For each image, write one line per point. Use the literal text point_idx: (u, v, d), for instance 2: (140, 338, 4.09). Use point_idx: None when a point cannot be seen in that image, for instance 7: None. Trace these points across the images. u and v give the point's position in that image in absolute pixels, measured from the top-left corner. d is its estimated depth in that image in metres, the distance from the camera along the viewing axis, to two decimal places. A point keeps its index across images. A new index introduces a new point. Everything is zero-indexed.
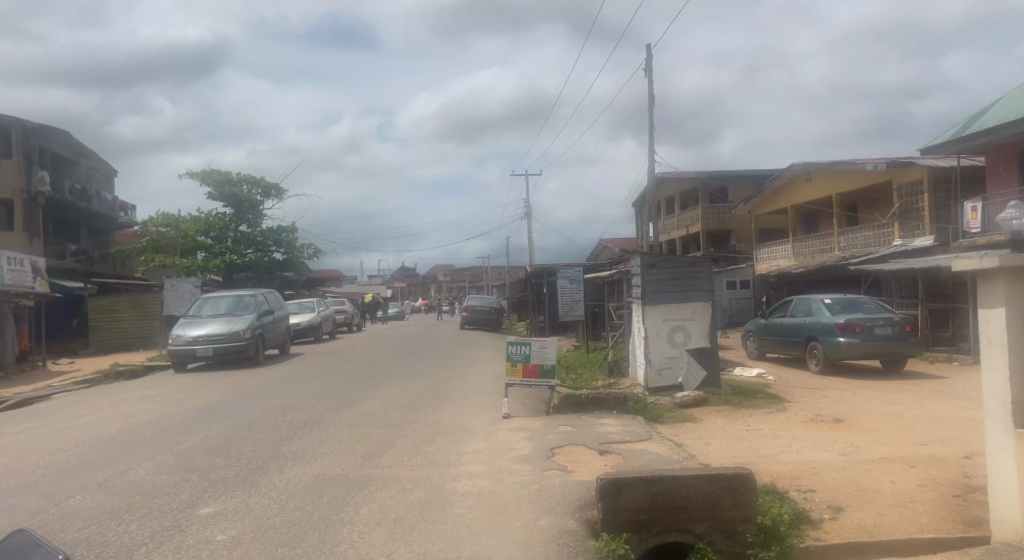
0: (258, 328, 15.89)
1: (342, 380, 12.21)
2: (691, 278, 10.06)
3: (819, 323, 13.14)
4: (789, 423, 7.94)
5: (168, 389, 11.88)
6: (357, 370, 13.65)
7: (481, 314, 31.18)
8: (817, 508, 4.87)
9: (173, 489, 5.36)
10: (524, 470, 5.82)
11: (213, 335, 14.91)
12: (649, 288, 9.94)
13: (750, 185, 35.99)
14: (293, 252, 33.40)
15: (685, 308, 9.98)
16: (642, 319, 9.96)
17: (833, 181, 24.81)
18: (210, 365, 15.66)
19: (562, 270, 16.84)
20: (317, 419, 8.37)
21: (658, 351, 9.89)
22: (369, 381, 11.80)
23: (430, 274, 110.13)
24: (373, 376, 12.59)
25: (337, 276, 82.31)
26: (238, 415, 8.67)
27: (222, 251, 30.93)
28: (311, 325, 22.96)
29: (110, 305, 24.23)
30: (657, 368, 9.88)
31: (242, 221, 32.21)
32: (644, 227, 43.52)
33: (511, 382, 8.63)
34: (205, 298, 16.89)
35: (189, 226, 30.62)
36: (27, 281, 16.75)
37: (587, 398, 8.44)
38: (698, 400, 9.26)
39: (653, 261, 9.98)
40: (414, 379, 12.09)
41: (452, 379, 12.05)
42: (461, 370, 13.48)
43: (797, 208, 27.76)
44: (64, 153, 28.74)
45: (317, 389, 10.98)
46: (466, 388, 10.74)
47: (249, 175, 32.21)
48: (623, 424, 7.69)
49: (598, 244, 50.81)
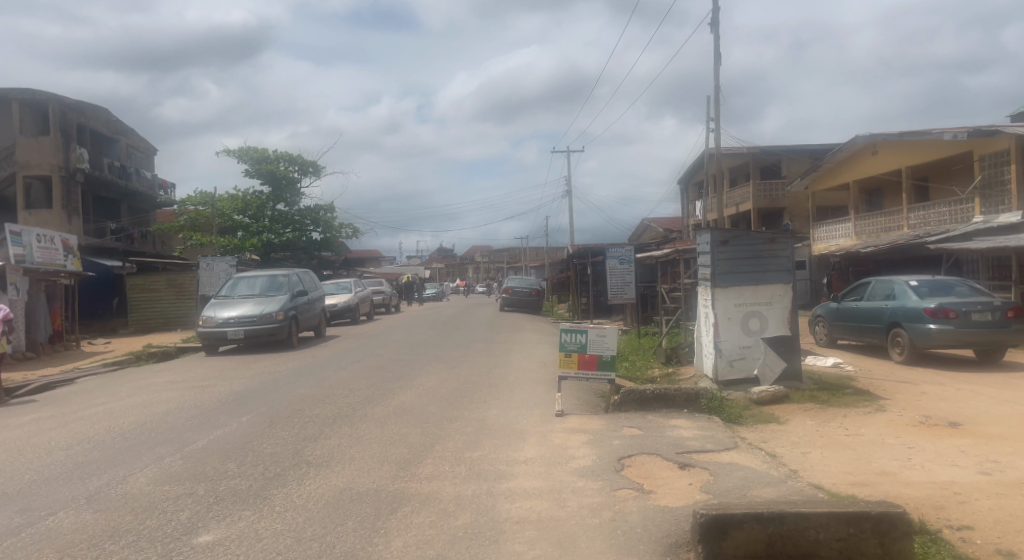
0: (291, 310, 15.17)
1: (377, 366, 11.34)
2: (768, 257, 8.81)
3: (904, 308, 11.71)
4: (896, 428, 6.70)
5: (195, 375, 11.18)
6: (394, 355, 12.78)
7: (521, 296, 30.18)
8: (985, 554, 3.71)
9: (172, 507, 4.48)
10: (591, 488, 4.79)
11: (245, 317, 14.22)
12: (720, 269, 8.73)
13: (805, 160, 34.10)
14: (330, 231, 32.83)
15: (761, 291, 8.75)
16: (711, 304, 8.78)
17: (902, 153, 22.87)
18: (243, 348, 15.01)
19: (611, 250, 15.66)
20: (347, 414, 7.48)
21: (730, 340, 8.71)
22: (406, 369, 10.90)
23: (468, 255, 109.79)
24: (411, 363, 11.70)
25: (374, 256, 82.29)
26: (261, 407, 7.82)
27: (259, 230, 30.51)
28: (347, 307, 22.27)
29: (147, 284, 23.93)
30: (729, 359, 8.71)
31: (279, 200, 31.77)
32: (690, 206, 41.83)
33: (564, 374, 7.55)
34: (238, 278, 16.23)
35: (227, 205, 30.27)
36: (59, 259, 16.34)
37: (653, 394, 7.34)
38: (778, 397, 8.08)
39: (724, 239, 8.77)
40: (455, 367, 11.13)
41: (495, 367, 11.08)
42: (505, 357, 12.51)
43: (859, 183, 25.80)
44: (103, 131, 28.58)
45: (350, 377, 10.13)
46: (511, 379, 9.75)
47: (287, 153, 31.65)
48: (698, 427, 6.58)
49: (641, 223, 49.21)
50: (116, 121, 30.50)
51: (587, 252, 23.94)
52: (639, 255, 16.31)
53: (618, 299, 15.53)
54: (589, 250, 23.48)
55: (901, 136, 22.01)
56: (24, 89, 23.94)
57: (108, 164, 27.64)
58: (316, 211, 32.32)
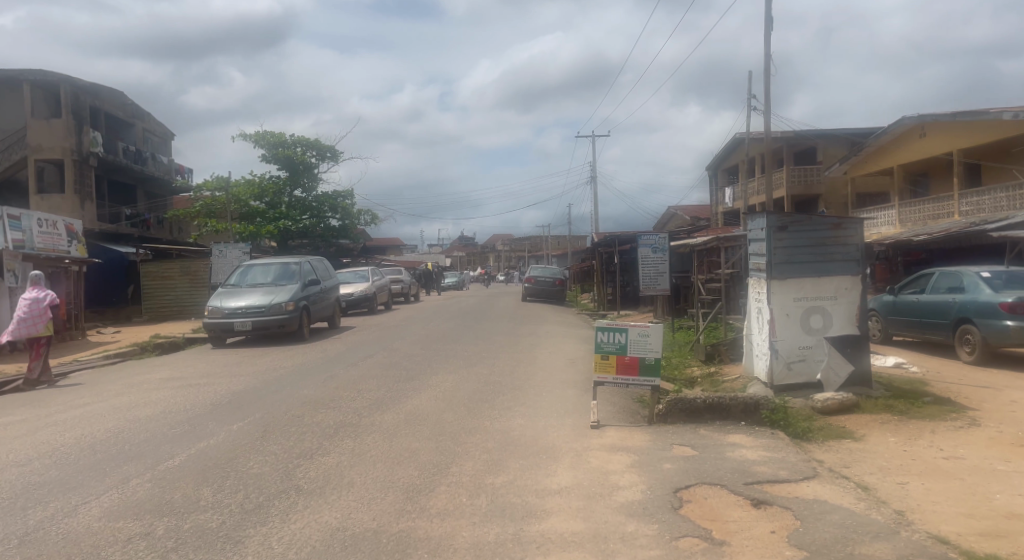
0: (303, 300, 14.32)
1: (391, 363, 10.42)
2: (833, 244, 7.67)
3: (975, 302, 10.47)
4: (1003, 449, 5.58)
5: (196, 370, 10.39)
6: (409, 350, 11.86)
7: (544, 286, 29.12)
8: None
9: (116, 555, 3.56)
10: (644, 535, 3.77)
11: (253, 307, 13.40)
12: (777, 259, 7.63)
13: (843, 144, 32.48)
14: (348, 218, 32.03)
15: (825, 284, 7.64)
16: (767, 298, 7.70)
17: (953, 135, 21.34)
18: (252, 340, 14.21)
19: (644, 237, 14.54)
20: (352, 422, 6.58)
21: (787, 339, 7.64)
22: (423, 367, 10.00)
23: (489, 243, 108.94)
24: (428, 360, 10.76)
25: (396, 244, 81.70)
26: (257, 413, 6.95)
27: (276, 216, 29.79)
28: (364, 296, 21.43)
29: (161, 272, 23.29)
30: (786, 361, 7.63)
31: (297, 186, 31.02)
32: (720, 193, 40.37)
33: (601, 379, 6.56)
34: (247, 266, 15.42)
35: (243, 191, 29.60)
36: (61, 244, 15.72)
37: (703, 404, 6.32)
38: (847, 406, 6.99)
39: (782, 224, 7.68)
40: (475, 365, 10.18)
41: (519, 366, 10.12)
42: (529, 353, 11.55)
43: (902, 168, 24.26)
44: (117, 115, 28.03)
45: (360, 376, 9.22)
46: (537, 380, 8.77)
47: (304, 137, 30.84)
48: (762, 445, 5.52)
49: (667, 211, 47.78)
50: (132, 105, 29.99)
51: (614, 241, 22.82)
52: (673, 243, 15.21)
53: (650, 290, 14.42)
54: (617, 238, 22.34)
55: (953, 116, 20.46)
56: (35, 70, 23.39)
57: (123, 148, 27.09)
58: (334, 197, 31.53)
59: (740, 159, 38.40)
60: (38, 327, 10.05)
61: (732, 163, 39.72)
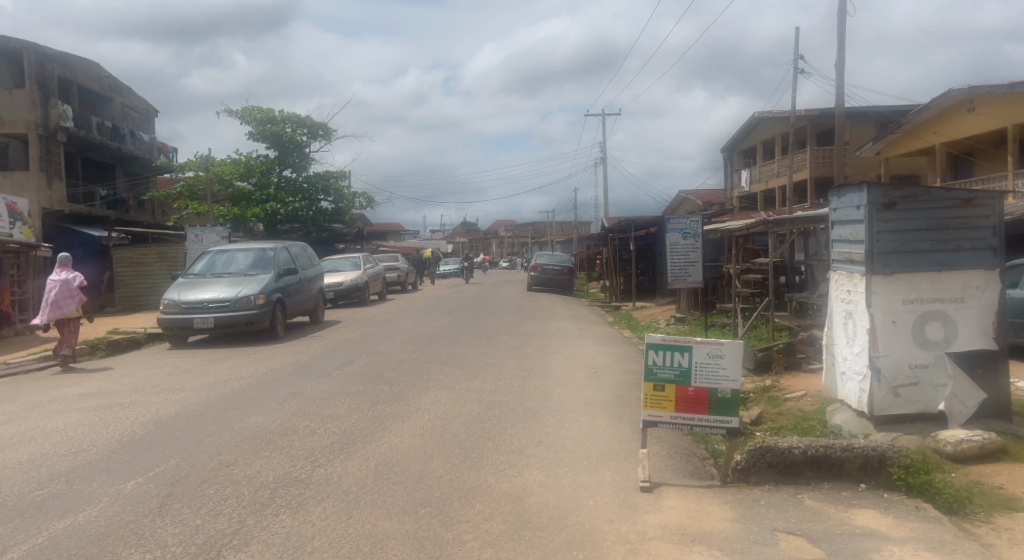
0: (276, 292, 12.40)
1: (371, 374, 8.50)
2: (958, 227, 5.69)
3: None
4: None
5: (134, 380, 8.51)
6: (397, 355, 9.92)
7: (551, 275, 27.07)
8: None
9: None
10: None
11: (216, 302, 11.55)
12: (882, 247, 5.68)
13: (870, 122, 30.38)
14: (341, 201, 30.09)
15: (946, 281, 5.67)
16: (866, 301, 5.74)
17: (1006, 109, 19.19)
18: (218, 339, 12.32)
19: (672, 220, 12.47)
20: (299, 478, 4.66)
21: (894, 356, 5.69)
22: (412, 381, 8.10)
23: (491, 230, 107.00)
24: (417, 369, 8.87)
25: (396, 230, 79.83)
26: (171, 458, 5.04)
27: (263, 198, 27.76)
28: (355, 286, 19.49)
29: (135, 257, 21.37)
30: (891, 386, 5.68)
31: (286, 165, 28.99)
32: (735, 176, 38.28)
33: (654, 420, 4.65)
34: (218, 252, 13.49)
35: (227, 169, 27.45)
36: (3, 227, 13.79)
37: (803, 459, 4.39)
38: (991, 452, 5.03)
39: (889, 200, 5.71)
40: (476, 378, 8.27)
41: (530, 379, 8.19)
42: (540, 360, 9.65)
43: (946, 147, 22.08)
44: (91, 87, 26.02)
45: (330, 394, 7.31)
46: (555, 404, 6.87)
47: (294, 114, 28.82)
48: (917, 535, 3.56)
49: (678, 196, 45.79)
50: (110, 78, 28.02)
51: (628, 225, 20.84)
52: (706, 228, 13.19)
53: (678, 285, 12.41)
54: (632, 222, 20.36)
55: (1011, 87, 18.26)
56: None
57: (98, 124, 25.15)
58: (326, 177, 29.58)
59: (758, 140, 36.29)
60: (69, 308, 10.19)
61: (748, 145, 37.59)
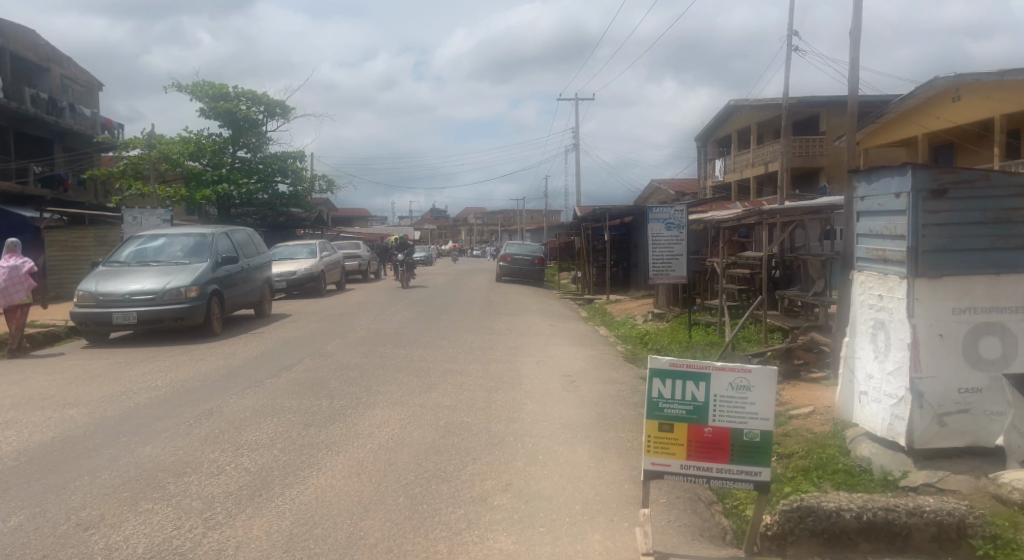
0: (211, 284, 10.99)
1: (312, 385, 7.26)
2: (1017, 221, 4.70)
3: None
4: None
5: (22, 390, 7.12)
6: (344, 359, 8.66)
7: (521, 265, 25.89)
8: None
9: None
10: None
11: (138, 294, 10.11)
12: (929, 243, 4.63)
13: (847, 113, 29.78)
14: (300, 183, 28.48)
15: (1004, 287, 4.67)
16: (908, 309, 4.69)
17: (994, 98, 18.50)
18: (146, 335, 10.90)
19: (655, 209, 11.37)
20: (181, 550, 3.44)
21: (940, 377, 4.66)
22: (358, 394, 6.86)
23: (460, 217, 105.53)
24: (366, 377, 7.66)
25: (362, 216, 77.94)
26: (11, 519, 3.75)
27: (215, 179, 25.99)
28: (310, 275, 18.10)
29: (70, 240, 19.67)
30: (936, 413, 4.66)
31: (240, 144, 27.23)
32: (709, 165, 37.56)
33: (659, 470, 3.54)
34: (150, 237, 12.00)
35: (176, 147, 25.65)
36: None
37: (854, 526, 3.31)
38: None
39: (939, 186, 4.65)
40: (433, 389, 7.09)
41: (496, 392, 7.04)
42: (508, 365, 8.52)
43: (928, 138, 21.45)
44: (24, 56, 23.96)
45: (256, 413, 6.06)
46: (525, 427, 5.73)
47: (249, 90, 27.10)
48: None
49: (650, 185, 45.06)
50: (47, 47, 25.91)
51: (602, 214, 19.78)
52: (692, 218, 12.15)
53: (660, 280, 11.38)
54: (607, 211, 19.31)
55: (1001, 75, 17.54)
56: None
57: (31, 96, 23.16)
58: (283, 159, 27.92)
59: (732, 129, 35.60)
60: (20, 296, 9.58)
61: (722, 133, 36.91)
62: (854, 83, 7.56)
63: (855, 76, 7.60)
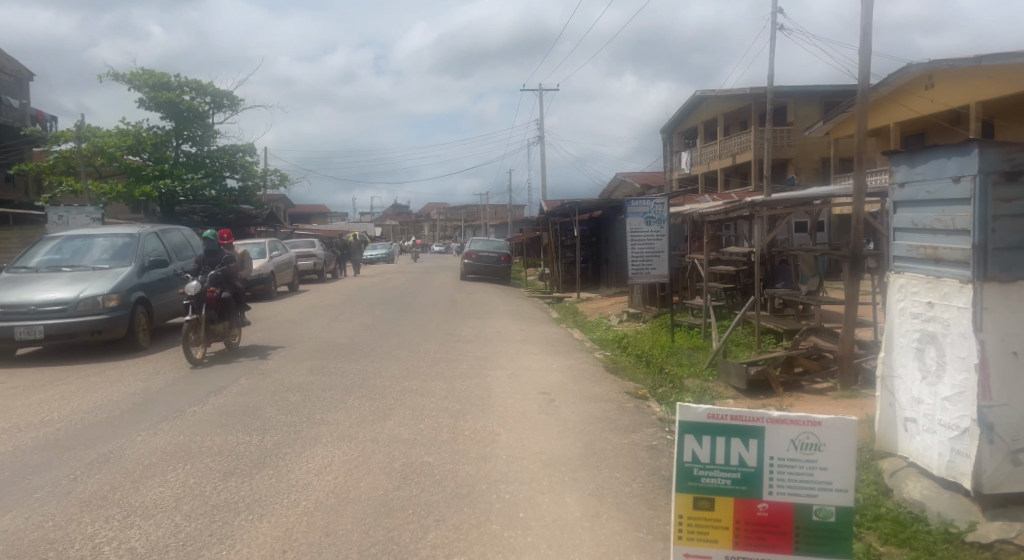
0: (137, 291, 9.64)
1: (244, 414, 6.10)
2: None
3: None
4: None
5: None
6: (286, 379, 7.51)
7: (486, 262, 24.81)
8: None
9: None
10: None
11: (46, 304, 8.72)
12: (999, 240, 3.75)
13: (814, 104, 29.40)
14: (250, 178, 26.89)
15: None
16: (974, 324, 3.78)
17: (967, 86, 18.09)
18: (59, 350, 9.52)
19: (634, 202, 10.43)
20: None
21: (1013, 406, 3.77)
22: (297, 425, 5.73)
23: (422, 213, 103.96)
24: (308, 402, 6.52)
25: (321, 213, 75.96)
26: None
27: (157, 174, 24.29)
28: (259, 277, 16.74)
29: None
30: (1009, 451, 3.77)
31: (184, 137, 25.51)
32: (675, 158, 37.00)
33: None
34: (67, 238, 10.56)
35: (113, 141, 23.84)
36: None
37: None
38: None
39: (1012, 168, 3.77)
40: (388, 417, 6.01)
41: (462, 418, 5.99)
42: (476, 381, 7.49)
43: (900, 127, 21.07)
44: None
45: (166, 457, 4.88)
46: (500, 469, 4.70)
47: (193, 79, 25.38)
48: None
49: (614, 178, 44.46)
50: None
51: (571, 209, 18.82)
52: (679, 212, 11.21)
53: (640, 280, 10.44)
54: (576, 206, 18.35)
55: (976, 60, 17.12)
56: None
57: None
58: (232, 152, 26.28)
59: (698, 121, 35.12)
60: None
61: (688, 125, 36.41)
62: (865, 58, 6.69)
63: (866, 51, 6.74)
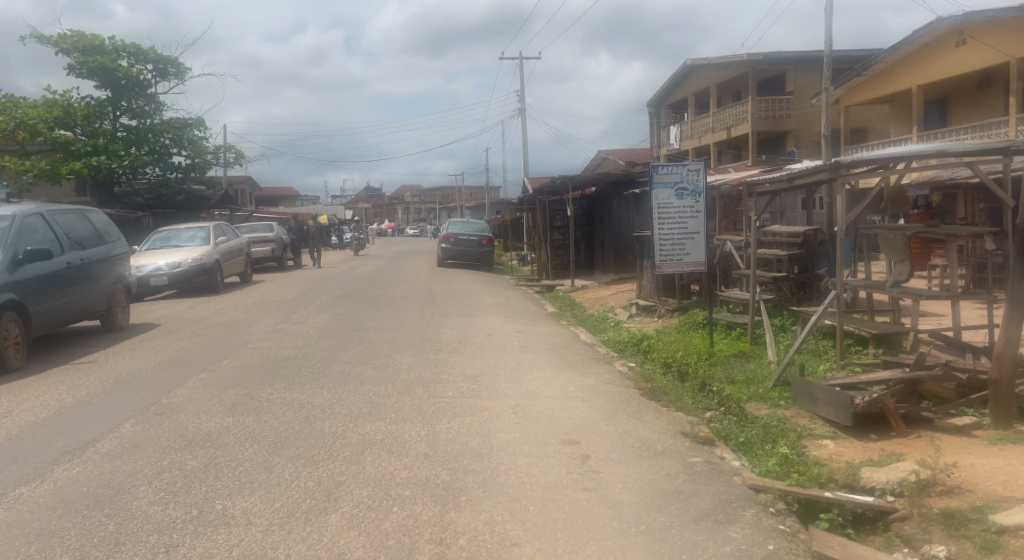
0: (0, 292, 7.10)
1: (97, 505, 3.72)
2: None
3: None
4: None
5: None
6: (192, 426, 5.13)
7: (466, 247, 22.42)
8: None
9: None
10: None
11: None
12: None
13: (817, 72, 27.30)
14: (199, 154, 24.07)
15: None
16: None
17: (1006, 42, 16.26)
18: None
19: (664, 169, 8.10)
20: None
21: None
22: (172, 533, 3.38)
23: (395, 196, 100.95)
24: (210, 476, 4.16)
25: (288, 195, 72.70)
26: None
27: (89, 150, 21.38)
28: (200, 268, 14.18)
29: None
30: None
31: (122, 108, 22.56)
32: (663, 132, 34.73)
33: None
34: None
35: (37, 112, 20.83)
36: None
37: None
38: None
39: None
40: (334, 510, 3.68)
41: (454, 508, 3.69)
42: (466, 423, 5.19)
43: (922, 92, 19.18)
44: None
45: None
46: None
47: (130, 42, 22.40)
48: None
49: (598, 156, 42.25)
50: None
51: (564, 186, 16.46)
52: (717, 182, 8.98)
53: (670, 268, 8.23)
54: (569, 182, 15.97)
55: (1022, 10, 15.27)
56: None
57: None
58: (178, 126, 23.43)
59: (688, 92, 32.97)
60: None
61: (677, 98, 34.26)
62: None
63: None
